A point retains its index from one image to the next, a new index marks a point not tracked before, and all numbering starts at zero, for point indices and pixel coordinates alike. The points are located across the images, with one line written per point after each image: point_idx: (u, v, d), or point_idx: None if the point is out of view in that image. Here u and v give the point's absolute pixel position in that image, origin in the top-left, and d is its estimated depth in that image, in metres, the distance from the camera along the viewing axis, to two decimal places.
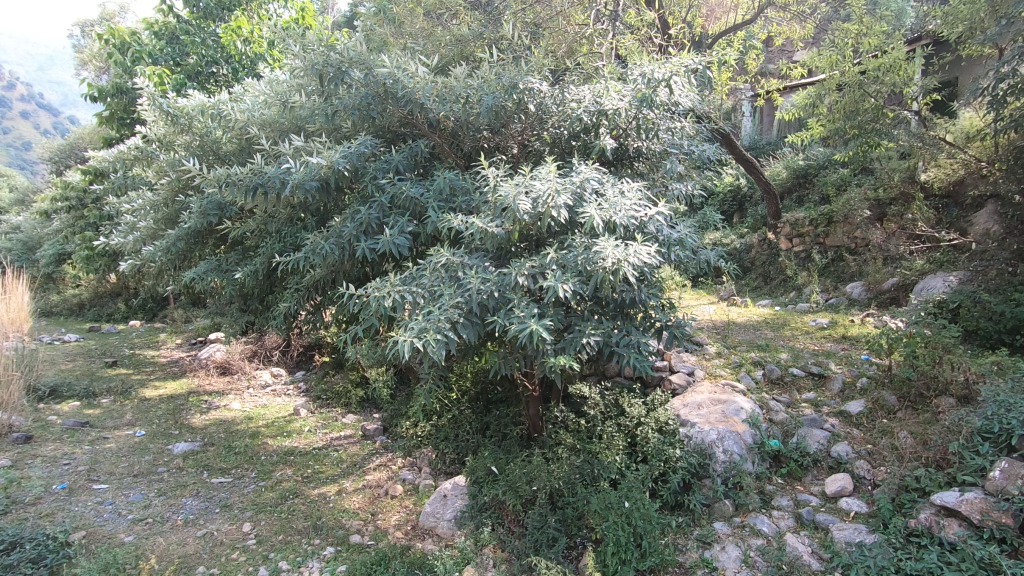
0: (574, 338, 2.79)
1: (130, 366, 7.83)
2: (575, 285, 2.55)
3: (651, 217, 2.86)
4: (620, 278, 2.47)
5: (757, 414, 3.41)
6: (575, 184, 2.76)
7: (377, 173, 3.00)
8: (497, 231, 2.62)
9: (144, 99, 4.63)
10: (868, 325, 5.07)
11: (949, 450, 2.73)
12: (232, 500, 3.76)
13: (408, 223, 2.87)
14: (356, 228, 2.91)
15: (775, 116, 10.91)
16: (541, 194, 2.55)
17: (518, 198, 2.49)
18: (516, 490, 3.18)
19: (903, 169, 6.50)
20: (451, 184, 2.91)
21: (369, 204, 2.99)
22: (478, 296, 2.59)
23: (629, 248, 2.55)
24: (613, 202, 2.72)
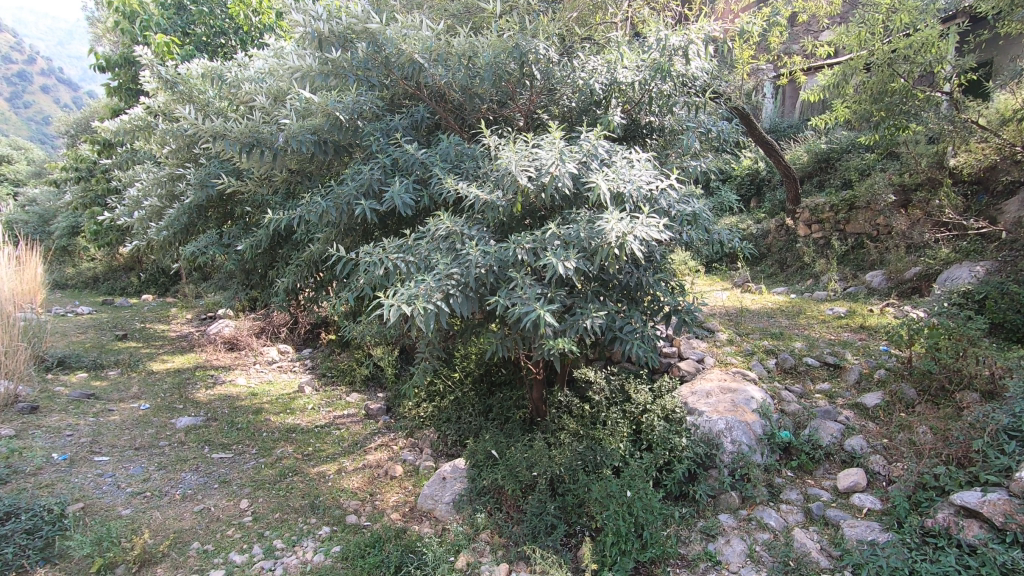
0: (577, 320, 2.67)
1: (139, 340, 7.88)
2: (579, 262, 2.43)
3: (661, 193, 2.72)
4: (625, 253, 2.36)
5: (768, 404, 3.28)
6: (581, 155, 2.64)
7: (376, 134, 2.86)
8: (496, 202, 2.51)
9: (145, 68, 4.52)
10: (888, 315, 4.90)
11: (972, 448, 2.57)
12: (231, 476, 3.74)
13: (412, 185, 2.70)
14: (357, 189, 2.77)
15: (798, 98, 10.55)
16: (545, 163, 2.44)
17: (519, 166, 2.37)
18: (516, 475, 3.11)
19: (930, 153, 6.23)
20: (458, 149, 2.79)
21: (371, 164, 2.86)
22: (477, 271, 2.49)
23: (636, 224, 2.42)
24: (620, 175, 2.60)
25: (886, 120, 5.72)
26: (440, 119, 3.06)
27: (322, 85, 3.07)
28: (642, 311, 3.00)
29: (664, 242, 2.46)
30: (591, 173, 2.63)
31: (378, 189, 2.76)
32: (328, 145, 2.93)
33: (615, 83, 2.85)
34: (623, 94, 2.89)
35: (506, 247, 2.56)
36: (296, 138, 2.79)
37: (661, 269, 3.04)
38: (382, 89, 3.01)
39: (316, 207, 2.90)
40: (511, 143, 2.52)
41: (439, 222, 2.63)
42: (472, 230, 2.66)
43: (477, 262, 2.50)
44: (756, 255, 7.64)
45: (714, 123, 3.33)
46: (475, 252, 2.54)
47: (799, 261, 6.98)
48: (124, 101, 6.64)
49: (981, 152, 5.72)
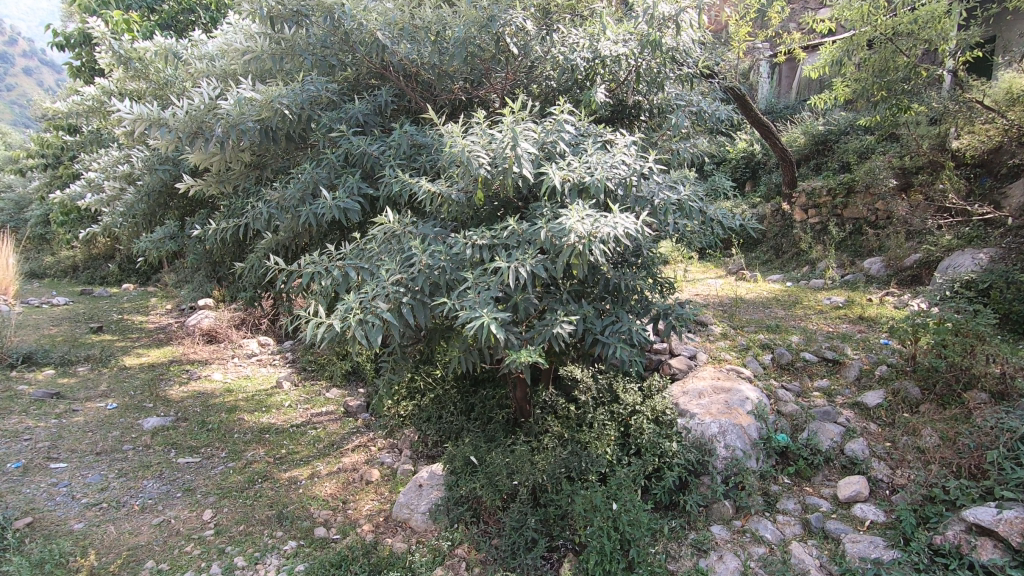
0: (548, 328, 2.45)
1: (115, 332, 7.59)
2: (540, 263, 2.24)
3: (639, 179, 2.45)
4: (588, 255, 2.12)
5: (763, 405, 3.08)
6: (545, 140, 2.41)
7: (331, 124, 2.59)
8: (457, 194, 2.33)
9: (98, 45, 4.21)
10: (888, 304, 4.71)
11: (985, 459, 2.41)
12: (196, 484, 3.53)
13: (361, 184, 2.54)
14: (303, 192, 2.55)
15: (795, 77, 10.22)
16: (499, 150, 2.23)
17: (465, 156, 2.17)
18: (495, 484, 2.92)
19: (932, 135, 6.01)
20: (412, 138, 2.57)
21: (320, 163, 2.67)
22: (425, 272, 2.30)
23: (601, 218, 2.18)
24: (588, 161, 2.35)
25: (887, 100, 5.49)
26: (406, 103, 2.80)
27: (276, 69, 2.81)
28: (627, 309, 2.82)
29: (635, 239, 2.20)
30: (558, 157, 2.41)
31: (318, 195, 2.56)
32: (279, 135, 2.61)
33: (598, 61, 2.60)
34: (608, 71, 2.65)
35: (470, 242, 2.37)
36: (239, 127, 2.47)
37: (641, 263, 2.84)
38: (341, 70, 2.73)
39: (273, 203, 2.71)
40: (460, 126, 2.31)
41: (380, 222, 2.47)
42: (428, 228, 2.47)
43: (422, 260, 2.31)
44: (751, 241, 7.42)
45: (707, 102, 3.04)
46: (429, 250, 2.35)
47: (795, 247, 6.77)
48: (87, 82, 6.28)
49: (985, 134, 5.47)
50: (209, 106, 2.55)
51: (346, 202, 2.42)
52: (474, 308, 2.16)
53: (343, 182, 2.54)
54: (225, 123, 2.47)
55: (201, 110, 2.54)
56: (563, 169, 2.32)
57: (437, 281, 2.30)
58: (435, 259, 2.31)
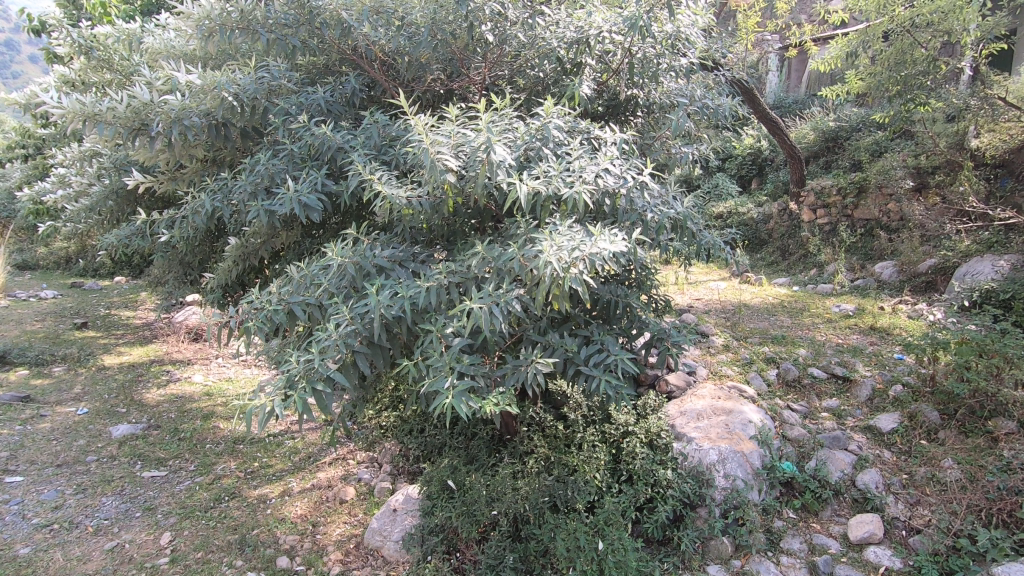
0: (519, 367, 2.26)
1: (99, 328, 7.36)
2: (518, 298, 1.98)
3: (629, 192, 2.18)
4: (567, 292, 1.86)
5: (768, 428, 2.82)
6: (528, 143, 2.15)
7: (289, 109, 2.33)
8: (420, 199, 2.05)
9: (60, 29, 3.94)
10: (901, 314, 4.44)
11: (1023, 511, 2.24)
12: (158, 502, 3.31)
13: (324, 178, 2.22)
14: (255, 186, 2.28)
15: (805, 70, 9.87)
16: (471, 152, 1.95)
17: (428, 158, 1.88)
18: (473, 514, 2.71)
19: (949, 134, 5.71)
20: (385, 131, 2.31)
21: (279, 152, 2.35)
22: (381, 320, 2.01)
23: (584, 242, 1.90)
24: (571, 167, 2.07)
25: (902, 95, 5.23)
26: (376, 89, 2.54)
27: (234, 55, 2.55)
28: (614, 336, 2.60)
29: (625, 272, 1.95)
30: (542, 162, 2.14)
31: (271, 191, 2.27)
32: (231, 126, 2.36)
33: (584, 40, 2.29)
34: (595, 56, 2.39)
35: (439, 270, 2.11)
36: (181, 122, 2.18)
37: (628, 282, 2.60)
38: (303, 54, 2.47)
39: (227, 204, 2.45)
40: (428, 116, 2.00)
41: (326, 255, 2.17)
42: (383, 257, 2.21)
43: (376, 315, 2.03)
44: (757, 241, 7.13)
45: (710, 95, 2.74)
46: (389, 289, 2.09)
47: (802, 249, 6.49)
48: None
49: (1008, 132, 5.25)
50: (154, 100, 2.23)
51: (308, 199, 2.11)
52: (441, 378, 2.02)
53: (302, 177, 2.22)
54: (165, 118, 2.17)
55: (141, 103, 2.23)
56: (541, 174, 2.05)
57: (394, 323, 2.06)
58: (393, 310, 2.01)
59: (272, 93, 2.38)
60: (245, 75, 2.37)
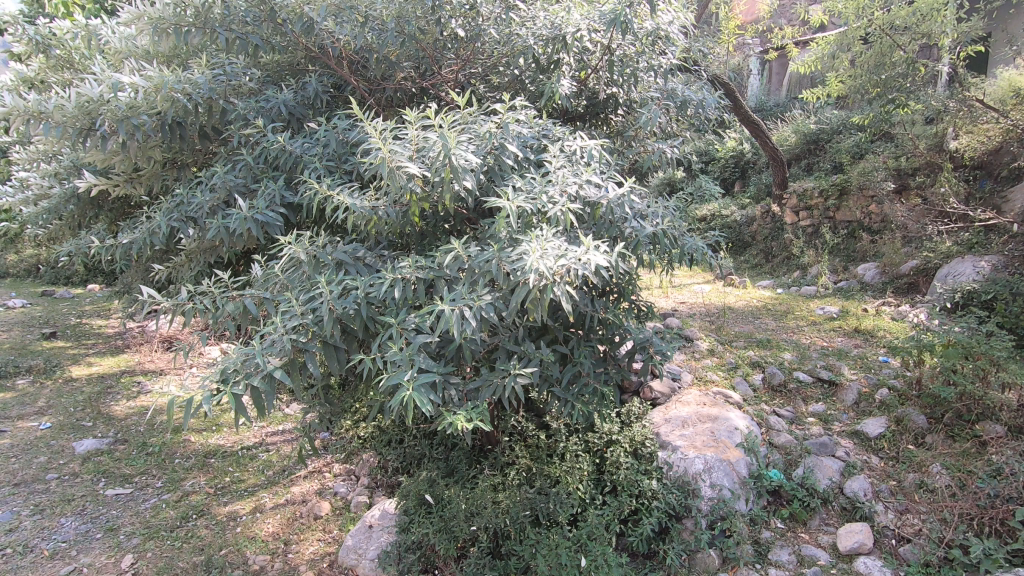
0: (494, 382, 2.13)
1: (68, 338, 7.11)
2: (491, 301, 1.86)
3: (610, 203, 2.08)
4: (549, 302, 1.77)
5: (754, 435, 2.76)
6: (494, 144, 2.05)
7: (248, 114, 2.23)
8: (387, 211, 1.96)
9: (17, 26, 3.76)
10: (884, 315, 4.42)
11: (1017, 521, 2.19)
12: (121, 521, 3.15)
13: (283, 194, 2.13)
14: (211, 202, 2.19)
15: (785, 73, 9.93)
16: (434, 159, 1.86)
17: (390, 168, 1.79)
18: (451, 529, 2.60)
19: (929, 136, 5.73)
20: (343, 135, 2.19)
21: (235, 164, 2.26)
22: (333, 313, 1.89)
23: (567, 251, 1.81)
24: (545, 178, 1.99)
25: (882, 97, 5.24)
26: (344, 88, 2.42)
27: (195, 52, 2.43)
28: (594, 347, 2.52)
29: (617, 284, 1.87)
30: (510, 167, 2.06)
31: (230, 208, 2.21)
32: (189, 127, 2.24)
33: (558, 35, 2.20)
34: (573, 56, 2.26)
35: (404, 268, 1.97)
36: (129, 121, 2.06)
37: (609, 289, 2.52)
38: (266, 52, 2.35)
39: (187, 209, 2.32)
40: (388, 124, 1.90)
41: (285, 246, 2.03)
42: (344, 250, 2.08)
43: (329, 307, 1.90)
44: (740, 244, 7.11)
45: (692, 94, 2.66)
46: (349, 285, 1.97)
47: (785, 251, 6.48)
48: None
49: (986, 134, 5.20)
50: (102, 97, 2.10)
51: (267, 215, 2.04)
52: (403, 366, 1.84)
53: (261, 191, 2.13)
54: (108, 114, 2.06)
55: (89, 101, 2.10)
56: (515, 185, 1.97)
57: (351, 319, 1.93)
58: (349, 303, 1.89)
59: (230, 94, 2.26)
60: (202, 72, 2.25)
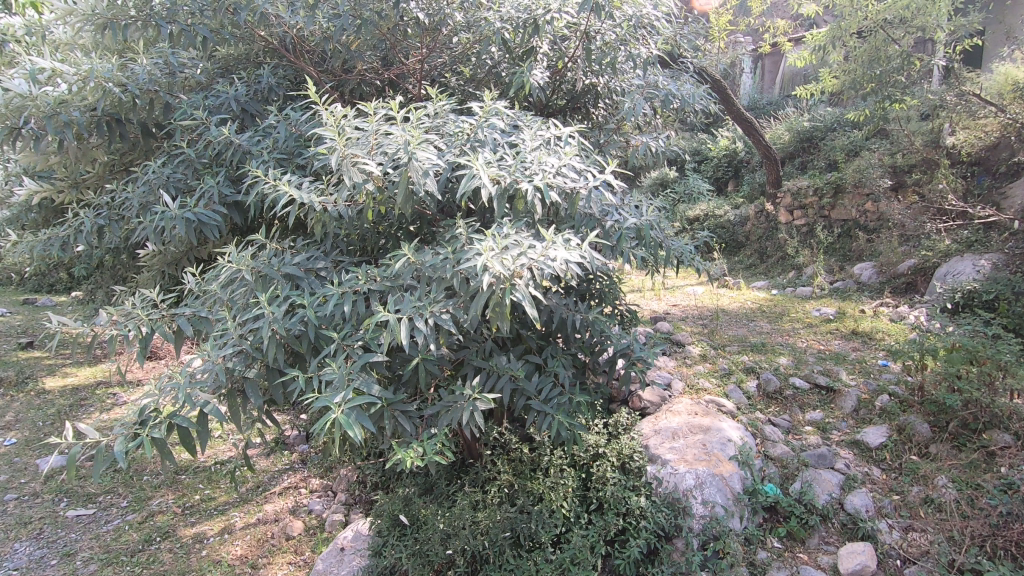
0: (454, 409, 1.94)
1: (45, 347, 6.89)
2: (443, 316, 1.69)
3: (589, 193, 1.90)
4: (504, 308, 1.58)
5: (749, 447, 2.60)
6: (461, 136, 1.87)
7: (193, 109, 2.09)
8: (339, 209, 1.80)
9: None
10: (882, 316, 4.28)
11: None
12: (79, 546, 2.97)
13: (225, 191, 1.99)
14: (146, 198, 2.08)
15: (778, 71, 9.81)
16: (391, 150, 1.68)
17: (337, 161, 1.63)
18: (426, 553, 2.46)
19: (925, 132, 5.61)
20: (296, 127, 2.01)
21: (177, 160, 2.11)
22: (273, 332, 1.71)
23: (527, 249, 1.64)
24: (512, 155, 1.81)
25: (877, 92, 5.11)
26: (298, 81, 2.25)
27: (140, 43, 2.28)
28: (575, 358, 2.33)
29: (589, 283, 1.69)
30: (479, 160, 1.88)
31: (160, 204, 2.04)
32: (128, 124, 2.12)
33: (530, 19, 2.04)
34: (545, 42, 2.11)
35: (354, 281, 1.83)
36: (61, 119, 1.94)
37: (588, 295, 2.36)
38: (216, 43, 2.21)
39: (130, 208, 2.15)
40: (339, 111, 1.74)
41: (222, 262, 1.85)
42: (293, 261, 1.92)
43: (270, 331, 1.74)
44: (734, 244, 6.98)
45: (678, 87, 2.51)
46: (297, 297, 1.82)
47: (780, 251, 6.34)
48: None
49: (984, 129, 4.97)
50: (33, 93, 1.95)
51: (205, 218, 1.92)
52: (340, 384, 1.67)
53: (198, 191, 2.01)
54: (36, 112, 1.94)
55: (17, 97, 1.95)
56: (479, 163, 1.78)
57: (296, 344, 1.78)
58: (292, 324, 1.73)
59: (173, 87, 2.14)
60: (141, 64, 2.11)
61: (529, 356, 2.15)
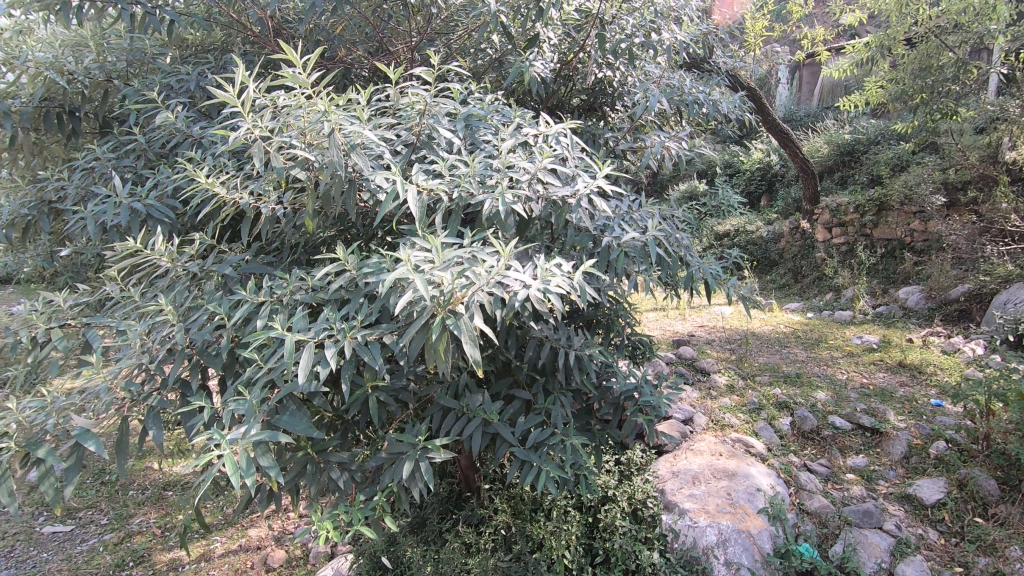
0: (398, 461, 1.56)
1: None
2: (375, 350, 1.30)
3: (577, 201, 1.54)
4: (442, 337, 1.17)
5: (781, 499, 2.26)
6: (417, 124, 1.53)
7: (149, 85, 1.92)
8: (274, 211, 1.50)
9: None
10: (933, 347, 3.87)
11: None
12: (48, 569, 2.79)
13: (165, 179, 1.75)
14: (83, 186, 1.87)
15: (817, 82, 9.37)
16: (314, 128, 1.34)
17: (257, 152, 1.32)
18: None
19: (980, 146, 4.98)
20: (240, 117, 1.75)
21: (124, 149, 1.93)
22: (181, 346, 1.46)
23: (472, 267, 1.24)
24: (474, 160, 1.49)
25: (927, 103, 4.72)
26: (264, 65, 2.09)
27: (113, 31, 2.10)
28: (577, 398, 1.98)
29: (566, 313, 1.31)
30: (439, 154, 1.55)
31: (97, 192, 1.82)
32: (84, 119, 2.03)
33: (534, 3, 1.84)
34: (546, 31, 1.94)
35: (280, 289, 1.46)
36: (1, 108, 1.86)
37: (594, 322, 2.02)
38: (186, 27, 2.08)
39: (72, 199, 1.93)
40: (266, 89, 1.41)
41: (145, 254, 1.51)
42: (231, 262, 1.60)
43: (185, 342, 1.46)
44: (767, 262, 6.61)
45: (704, 87, 2.21)
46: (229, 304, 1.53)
47: (816, 271, 5.93)
48: None
49: None
50: None
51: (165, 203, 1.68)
52: (251, 415, 1.31)
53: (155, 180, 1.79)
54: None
55: None
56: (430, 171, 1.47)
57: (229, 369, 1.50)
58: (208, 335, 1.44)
59: (131, 77, 2.03)
60: (95, 52, 2.00)
61: (516, 392, 1.78)
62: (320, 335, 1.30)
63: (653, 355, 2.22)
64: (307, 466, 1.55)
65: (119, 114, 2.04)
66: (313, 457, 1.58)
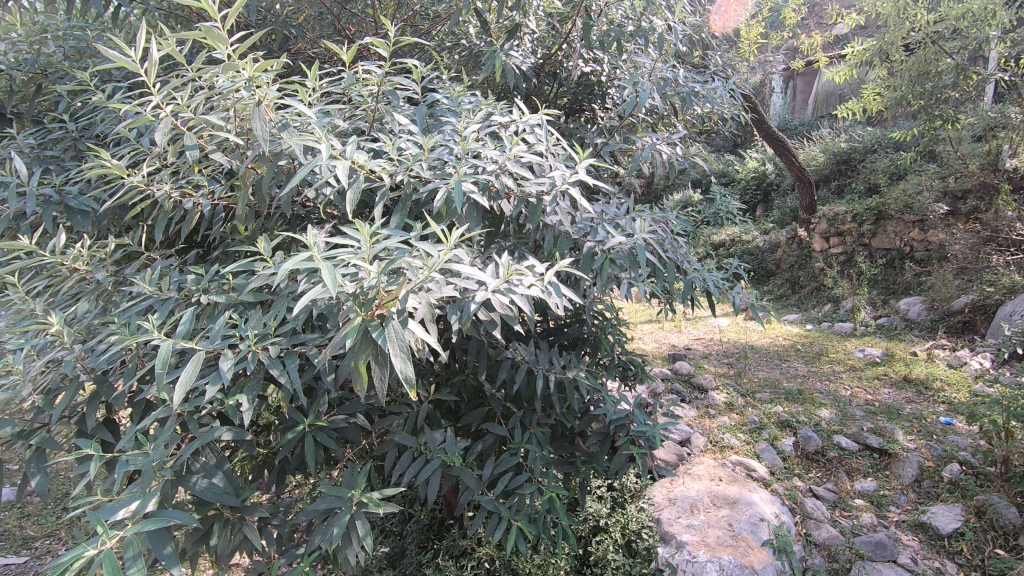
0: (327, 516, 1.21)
1: None
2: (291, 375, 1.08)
3: (555, 196, 1.35)
4: (365, 345, 0.96)
5: (787, 529, 2.08)
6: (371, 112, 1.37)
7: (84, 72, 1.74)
8: (203, 205, 1.33)
9: None
10: (937, 360, 3.72)
11: None
12: None
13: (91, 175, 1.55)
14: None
15: (811, 91, 9.33)
16: (228, 96, 1.18)
17: (166, 131, 1.17)
18: None
19: (980, 154, 4.87)
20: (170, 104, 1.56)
21: (51, 142, 1.73)
22: (76, 363, 1.21)
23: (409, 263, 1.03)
24: (429, 142, 1.28)
25: (926, 110, 4.60)
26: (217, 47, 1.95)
27: (50, 20, 1.92)
28: (559, 429, 1.77)
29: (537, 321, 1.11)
30: (397, 134, 1.35)
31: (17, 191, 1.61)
32: (15, 120, 1.86)
33: None
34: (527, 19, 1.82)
35: (189, 287, 1.26)
36: None
37: (581, 340, 1.84)
38: (136, 18, 1.92)
39: None
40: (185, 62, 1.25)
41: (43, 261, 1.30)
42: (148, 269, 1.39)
43: (82, 368, 1.22)
44: (764, 272, 6.47)
45: (698, 83, 2.06)
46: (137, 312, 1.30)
47: (814, 281, 5.80)
48: None
49: None
50: None
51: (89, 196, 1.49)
52: (142, 485, 1.02)
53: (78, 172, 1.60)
54: None
55: None
56: (379, 152, 1.28)
57: (138, 406, 1.26)
58: (103, 361, 1.18)
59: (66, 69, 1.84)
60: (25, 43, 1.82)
61: (489, 426, 1.54)
62: (221, 346, 1.08)
63: (647, 373, 2.04)
64: (215, 529, 1.18)
65: (52, 108, 1.84)
66: (223, 516, 1.20)
